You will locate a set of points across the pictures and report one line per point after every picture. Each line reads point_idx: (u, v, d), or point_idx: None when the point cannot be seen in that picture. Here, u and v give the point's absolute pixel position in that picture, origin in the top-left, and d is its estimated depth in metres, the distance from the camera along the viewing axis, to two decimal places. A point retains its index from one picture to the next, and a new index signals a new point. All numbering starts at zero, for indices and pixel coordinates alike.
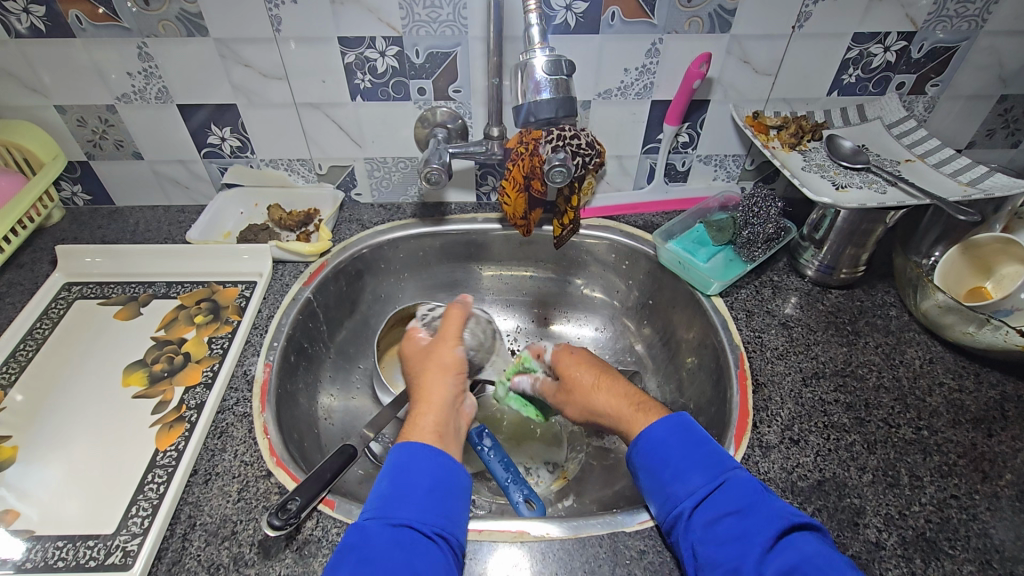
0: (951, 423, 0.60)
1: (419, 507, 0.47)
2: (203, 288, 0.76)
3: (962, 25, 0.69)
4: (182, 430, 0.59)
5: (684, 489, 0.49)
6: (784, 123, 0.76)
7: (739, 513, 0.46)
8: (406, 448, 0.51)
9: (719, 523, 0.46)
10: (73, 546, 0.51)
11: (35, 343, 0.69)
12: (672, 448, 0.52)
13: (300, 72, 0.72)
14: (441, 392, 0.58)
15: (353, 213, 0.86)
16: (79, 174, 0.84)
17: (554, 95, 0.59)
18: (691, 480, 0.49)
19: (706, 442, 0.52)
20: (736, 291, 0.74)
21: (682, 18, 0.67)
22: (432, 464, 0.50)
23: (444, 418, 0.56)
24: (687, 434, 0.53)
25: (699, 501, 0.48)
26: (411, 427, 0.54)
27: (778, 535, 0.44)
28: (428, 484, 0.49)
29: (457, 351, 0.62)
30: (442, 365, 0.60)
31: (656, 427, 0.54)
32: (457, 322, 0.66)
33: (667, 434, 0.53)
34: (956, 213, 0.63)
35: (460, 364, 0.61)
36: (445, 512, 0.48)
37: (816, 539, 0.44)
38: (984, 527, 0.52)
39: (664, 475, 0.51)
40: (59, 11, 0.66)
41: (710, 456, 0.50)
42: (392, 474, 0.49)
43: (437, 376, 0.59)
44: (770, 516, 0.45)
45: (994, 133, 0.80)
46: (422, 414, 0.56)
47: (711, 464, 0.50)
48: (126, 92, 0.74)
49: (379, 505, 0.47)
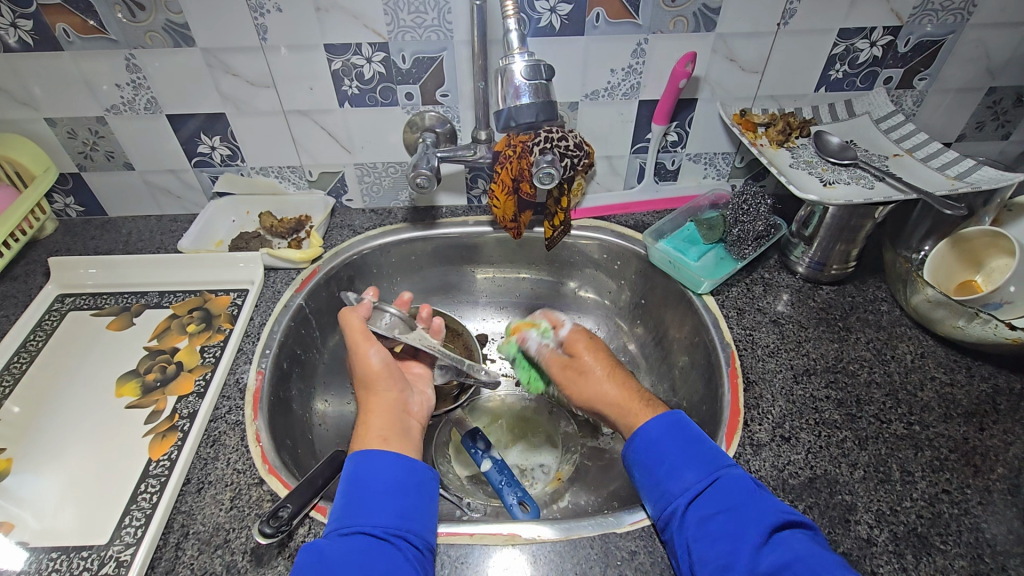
0: (943, 417, 0.60)
1: (376, 511, 0.49)
2: (196, 296, 0.76)
3: (948, 18, 0.69)
4: (175, 439, 0.60)
5: (677, 486, 0.50)
6: (772, 120, 0.76)
7: (731, 510, 0.47)
8: (357, 455, 0.53)
9: (713, 519, 0.47)
10: (67, 557, 0.51)
11: (29, 355, 0.69)
12: (667, 447, 0.53)
13: (288, 79, 0.72)
14: (378, 399, 0.59)
15: (345, 219, 0.86)
16: (71, 186, 0.84)
17: (533, 99, 0.59)
18: (685, 476, 0.50)
19: (701, 440, 0.53)
20: (727, 289, 0.74)
21: (666, 18, 0.67)
22: (385, 468, 0.52)
23: (388, 420, 0.57)
24: (683, 433, 0.53)
25: (693, 497, 0.49)
26: (358, 438, 0.56)
27: (769, 533, 0.45)
28: (384, 487, 0.50)
29: (373, 358, 0.60)
30: (368, 378, 0.60)
31: (652, 426, 0.54)
32: (358, 325, 0.62)
33: (665, 431, 0.54)
34: (943, 208, 0.63)
35: (384, 368, 0.60)
36: (402, 511, 0.49)
37: (807, 539, 0.45)
38: (976, 522, 0.52)
39: (659, 472, 0.52)
40: (46, 24, 0.66)
41: (705, 454, 0.51)
42: (349, 483, 0.51)
43: (373, 385, 0.60)
44: (763, 514, 0.46)
45: (984, 125, 0.79)
46: (364, 423, 0.57)
47: (707, 462, 0.51)
48: (116, 103, 0.74)
49: (338, 516, 0.49)
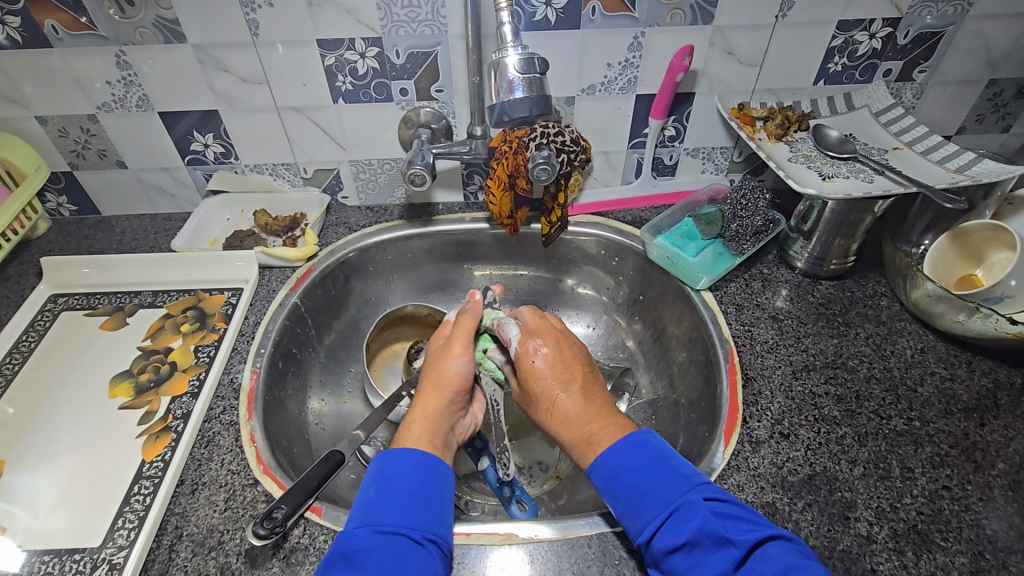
0: (944, 413, 0.59)
1: (407, 512, 0.47)
2: (189, 295, 0.75)
3: (948, 9, 0.68)
4: (168, 440, 0.59)
5: (637, 523, 0.47)
6: (770, 114, 0.76)
7: (688, 546, 0.44)
8: (398, 453, 0.52)
9: (675, 557, 0.44)
10: (59, 560, 0.51)
11: (21, 356, 0.69)
12: (622, 477, 0.49)
13: (281, 75, 0.71)
14: (436, 401, 0.58)
15: (340, 216, 0.86)
16: (63, 184, 0.83)
17: (527, 93, 0.59)
18: (643, 513, 0.47)
19: (659, 462, 0.49)
20: (725, 284, 0.74)
21: (663, 10, 0.66)
22: (419, 468, 0.51)
23: (438, 428, 0.56)
24: (639, 457, 0.50)
25: (652, 534, 0.46)
26: (404, 435, 0.55)
27: (735, 566, 0.42)
28: (414, 487, 0.49)
29: (458, 365, 0.60)
30: (440, 380, 0.60)
31: (609, 453, 0.51)
32: (466, 329, 0.63)
33: (618, 459, 0.50)
34: (943, 202, 0.62)
35: (460, 378, 0.60)
36: (431, 514, 0.48)
37: (779, 557, 0.42)
38: (977, 518, 0.51)
39: (619, 507, 0.49)
40: (34, 21, 0.65)
41: (663, 481, 0.48)
42: (378, 481, 0.50)
43: (437, 386, 0.59)
44: (723, 546, 0.43)
45: (984, 118, 0.79)
46: (414, 422, 0.56)
47: (664, 489, 0.47)
48: (107, 101, 0.73)
49: (365, 513, 0.47)
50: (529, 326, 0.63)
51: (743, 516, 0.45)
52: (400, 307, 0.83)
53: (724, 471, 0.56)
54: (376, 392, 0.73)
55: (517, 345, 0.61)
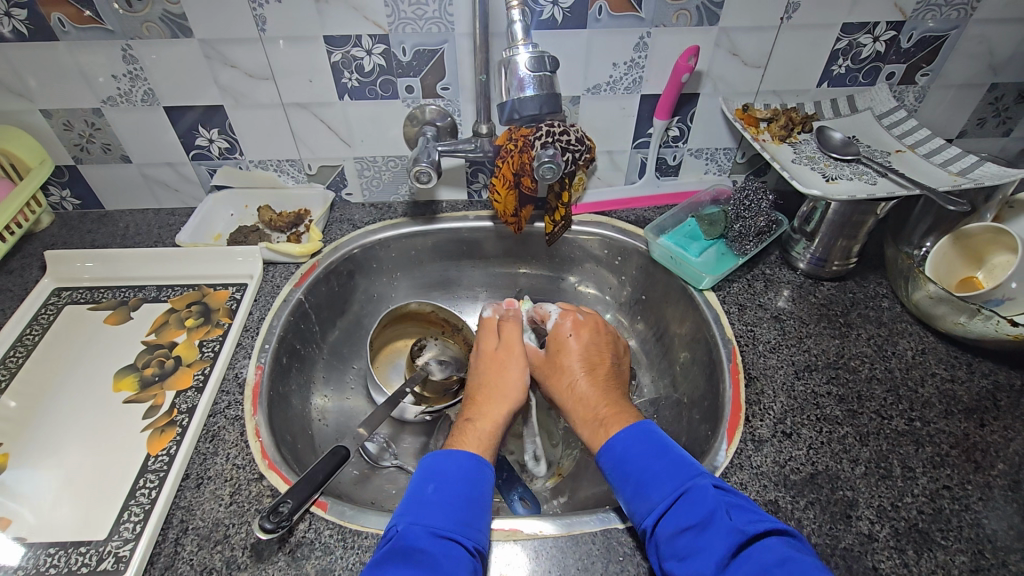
0: (944, 413, 0.60)
1: (463, 519, 0.48)
2: (194, 290, 0.75)
3: (951, 13, 0.68)
4: (173, 435, 0.59)
5: (644, 505, 0.49)
6: (773, 116, 0.76)
7: (695, 527, 0.45)
8: (457, 454, 0.53)
9: (680, 538, 0.45)
10: (65, 553, 0.51)
11: (25, 349, 0.69)
12: (631, 461, 0.52)
13: (287, 71, 0.71)
14: (498, 408, 0.60)
15: (343, 213, 0.86)
16: (67, 178, 0.83)
17: (537, 91, 0.60)
18: (650, 495, 0.49)
19: (669, 450, 0.52)
20: (728, 285, 0.74)
21: (670, 11, 0.67)
22: (475, 478, 0.52)
23: (497, 435, 0.58)
24: (649, 443, 0.52)
25: (660, 516, 0.47)
26: (467, 440, 0.56)
27: (734, 549, 0.43)
28: (473, 495, 0.50)
29: (518, 374, 0.64)
30: (502, 391, 0.62)
31: (618, 439, 0.54)
32: (514, 337, 0.67)
33: (628, 445, 0.53)
34: (946, 204, 0.63)
35: (519, 392, 0.62)
36: (482, 525, 0.49)
37: (779, 543, 0.43)
38: (976, 517, 0.52)
39: (626, 492, 0.51)
40: (40, 14, 0.65)
41: (671, 467, 0.50)
42: (436, 481, 0.51)
43: (497, 396, 0.61)
44: (727, 529, 0.44)
45: (985, 122, 0.79)
46: (476, 426, 0.58)
47: (674, 475, 0.49)
48: (112, 95, 0.73)
49: (420, 512, 0.48)
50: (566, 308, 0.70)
51: (748, 506, 0.47)
52: (403, 304, 0.83)
53: (727, 470, 0.56)
54: (380, 389, 0.74)
55: (556, 318, 0.68)
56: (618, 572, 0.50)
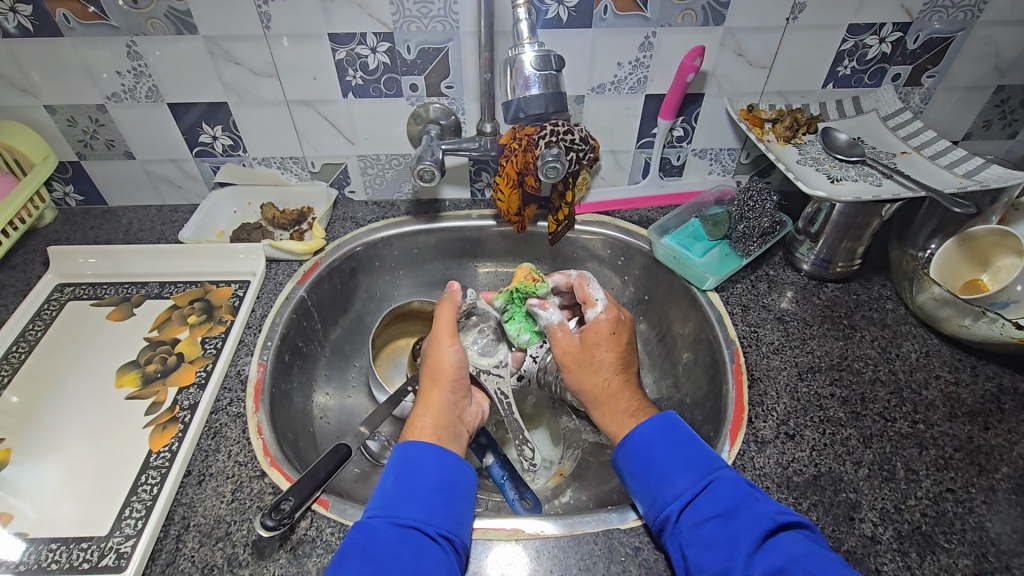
0: (948, 416, 0.60)
1: (426, 507, 0.48)
2: (197, 287, 0.75)
3: (958, 15, 0.68)
4: (175, 431, 0.59)
5: (671, 491, 0.49)
6: (778, 116, 0.76)
7: (724, 514, 0.46)
8: (409, 446, 0.53)
9: (706, 524, 0.46)
10: (67, 548, 0.51)
11: (28, 344, 0.69)
12: (659, 449, 0.52)
13: (291, 68, 0.71)
14: (437, 393, 0.58)
15: (347, 211, 0.86)
16: (70, 174, 0.83)
17: (543, 90, 0.60)
18: (677, 482, 0.49)
19: (694, 442, 0.52)
20: (731, 285, 0.74)
21: (675, 11, 0.67)
22: (438, 465, 0.51)
23: (443, 420, 0.57)
24: (675, 434, 0.53)
25: (686, 503, 0.48)
26: (410, 429, 0.56)
27: (763, 536, 0.44)
28: (434, 484, 0.50)
29: (450, 355, 0.61)
30: (435, 375, 0.60)
31: (644, 428, 0.54)
32: (446, 322, 0.63)
33: (654, 435, 0.53)
34: (951, 206, 0.63)
35: (455, 369, 0.60)
36: (450, 513, 0.48)
37: (803, 537, 0.44)
38: (980, 521, 0.52)
39: (650, 478, 0.51)
40: (45, 10, 0.65)
41: (698, 457, 0.51)
42: (397, 472, 0.50)
43: (433, 382, 0.59)
44: (756, 517, 0.45)
45: (991, 124, 0.79)
46: (420, 417, 0.57)
47: (700, 464, 0.50)
48: (117, 91, 0.73)
49: (384, 503, 0.48)
50: (608, 295, 0.64)
51: (770, 500, 0.48)
52: (406, 303, 0.83)
53: None
54: (381, 387, 0.74)
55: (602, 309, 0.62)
56: (620, 572, 0.50)
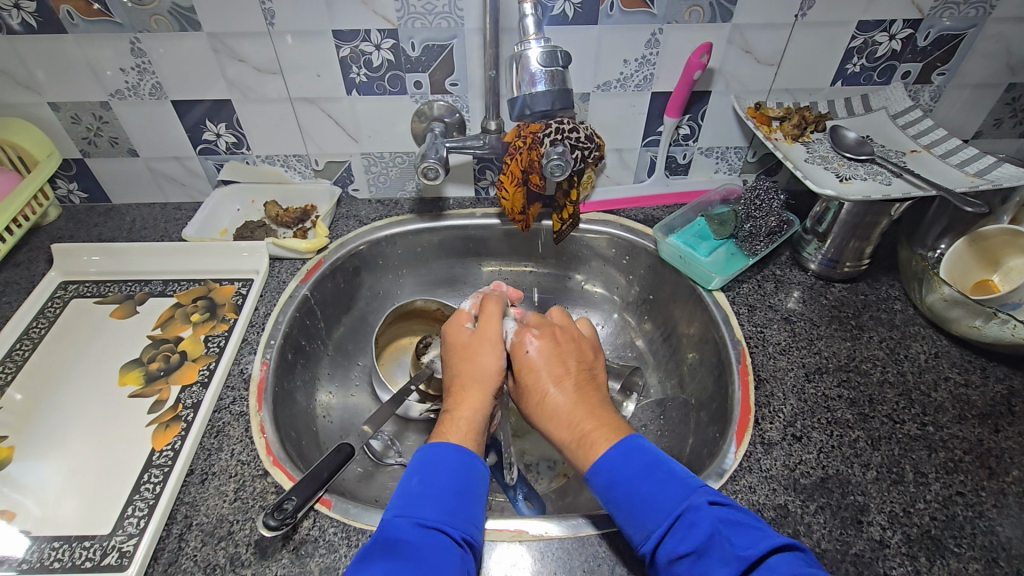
0: (958, 418, 0.59)
1: (451, 509, 0.47)
2: (199, 285, 0.75)
3: (969, 12, 0.67)
4: (178, 430, 0.59)
5: (641, 530, 0.46)
6: (786, 114, 0.75)
7: (693, 554, 0.42)
8: (441, 447, 0.52)
9: (681, 565, 0.43)
10: (69, 547, 0.51)
11: (31, 342, 0.69)
12: (620, 483, 0.48)
13: (295, 65, 0.71)
14: (480, 398, 0.57)
15: (350, 209, 0.85)
16: (74, 172, 0.83)
17: (549, 87, 0.59)
18: (645, 520, 0.46)
19: (659, 466, 0.48)
20: (738, 285, 0.73)
21: (682, 7, 0.66)
22: (463, 468, 0.51)
23: (481, 426, 0.56)
24: (638, 460, 0.49)
25: (659, 541, 0.45)
26: (449, 429, 0.54)
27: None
28: (458, 486, 0.49)
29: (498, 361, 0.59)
30: (479, 376, 0.58)
31: (602, 460, 0.50)
32: (497, 324, 0.62)
33: (614, 465, 0.49)
34: (963, 205, 0.62)
35: (497, 375, 0.58)
36: (472, 517, 0.48)
37: (784, 566, 0.40)
38: (990, 525, 0.51)
39: (621, 515, 0.47)
40: (49, 7, 0.65)
41: (662, 486, 0.46)
42: (421, 473, 0.50)
43: (478, 383, 0.58)
44: (724, 554, 0.41)
45: (1002, 122, 0.78)
46: (460, 418, 0.55)
47: (665, 495, 0.46)
48: (120, 88, 0.73)
49: (408, 503, 0.47)
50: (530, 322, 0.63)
51: (748, 522, 0.43)
52: (409, 301, 0.83)
53: (736, 472, 0.55)
54: (385, 386, 0.73)
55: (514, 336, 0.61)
56: (624, 574, 0.50)
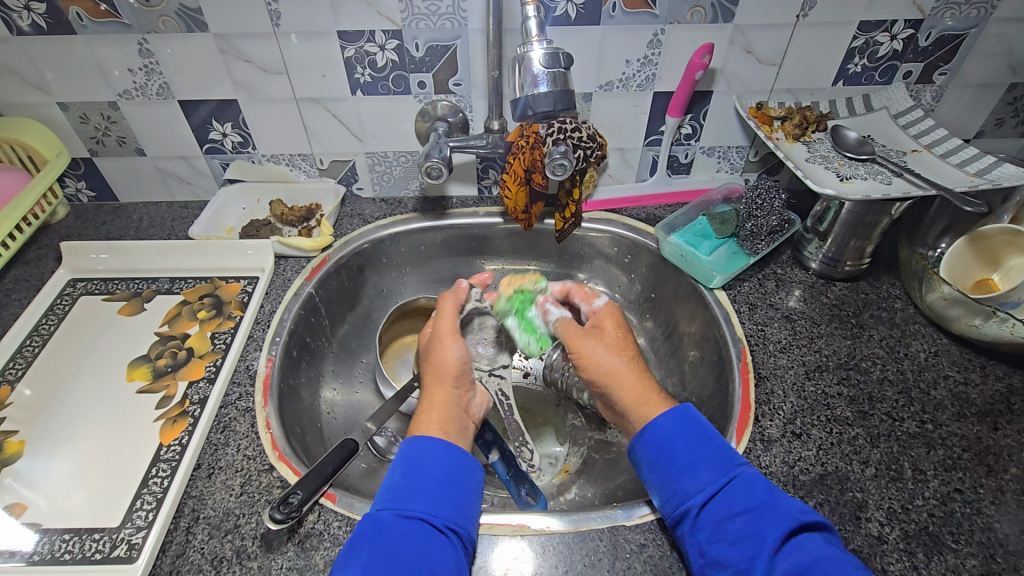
0: (957, 416, 0.59)
1: (432, 500, 0.48)
2: (206, 283, 0.76)
3: (971, 12, 0.67)
4: (185, 425, 0.60)
5: (693, 485, 0.49)
6: (788, 114, 0.75)
7: (748, 512, 0.46)
8: (418, 441, 0.53)
9: (730, 521, 0.46)
10: (79, 539, 0.52)
11: (41, 339, 0.70)
12: (679, 443, 0.51)
13: (300, 66, 0.72)
14: (441, 390, 0.58)
15: (354, 207, 0.86)
16: (82, 171, 0.84)
17: (551, 88, 0.60)
18: (700, 476, 0.49)
19: (712, 437, 0.52)
20: (739, 284, 0.74)
21: (684, 8, 0.66)
22: (443, 458, 0.51)
23: (448, 415, 0.56)
24: (693, 428, 0.52)
25: (709, 497, 0.48)
26: (416, 424, 0.55)
27: (788, 535, 0.44)
28: (440, 477, 0.50)
29: (455, 352, 0.60)
30: (438, 370, 0.59)
31: (662, 421, 0.53)
32: (448, 316, 0.63)
33: (673, 429, 0.52)
34: (963, 205, 0.62)
35: (460, 366, 0.59)
36: (455, 506, 0.49)
37: (823, 539, 0.44)
38: (988, 521, 0.51)
39: (671, 471, 0.50)
40: (58, 8, 0.66)
41: (719, 451, 0.50)
42: (404, 466, 0.51)
43: (437, 378, 0.59)
44: (782, 516, 0.45)
45: (1003, 122, 0.78)
46: (425, 412, 0.56)
47: (722, 459, 0.50)
48: (128, 88, 0.74)
49: (391, 497, 0.48)
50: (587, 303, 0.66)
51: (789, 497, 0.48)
52: (413, 299, 0.84)
53: None
54: (388, 383, 0.74)
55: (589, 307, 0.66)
56: (625, 569, 0.50)
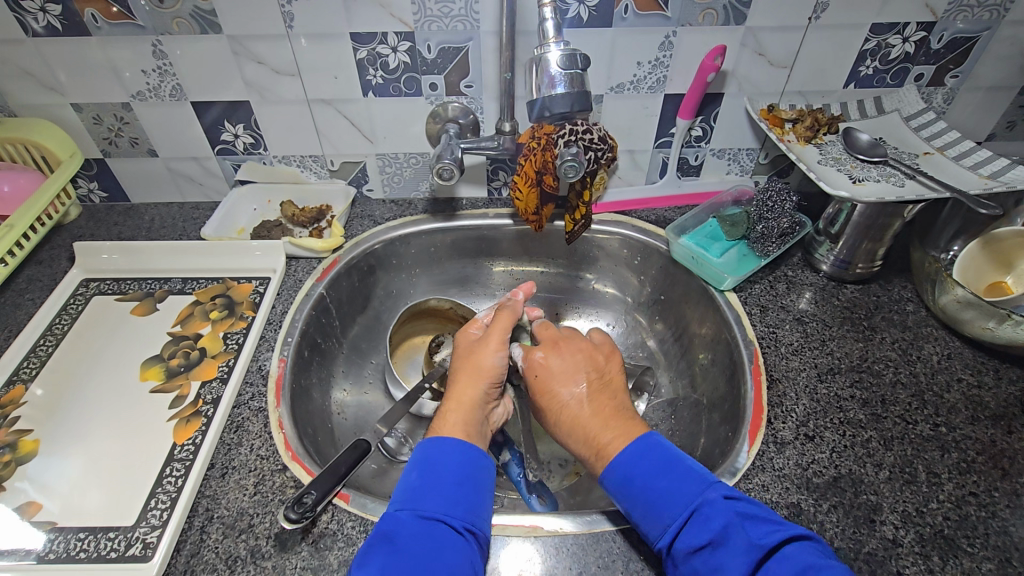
0: (971, 419, 0.59)
1: (451, 500, 0.48)
2: (218, 283, 0.76)
3: (983, 14, 0.67)
4: (199, 425, 0.60)
5: (657, 525, 0.47)
6: (799, 116, 0.75)
7: (710, 544, 0.44)
8: (436, 442, 0.53)
9: (696, 558, 0.44)
10: (94, 537, 0.52)
11: (55, 338, 0.70)
12: (638, 480, 0.49)
13: (312, 68, 0.72)
14: (471, 392, 0.58)
15: (364, 209, 0.87)
16: (94, 172, 0.85)
17: (568, 89, 0.60)
18: (661, 515, 0.47)
19: (672, 464, 0.49)
20: (750, 286, 0.74)
21: (696, 10, 0.66)
22: (462, 458, 0.51)
23: (471, 419, 0.56)
24: (649, 459, 0.50)
25: (673, 535, 0.46)
26: (440, 422, 0.55)
27: (753, 565, 0.42)
28: (457, 478, 0.50)
29: (495, 359, 0.60)
30: (475, 370, 0.59)
31: (619, 459, 0.51)
32: (501, 326, 0.63)
33: (628, 466, 0.50)
34: (977, 208, 0.62)
35: (496, 372, 0.59)
36: (472, 505, 0.49)
37: (796, 552, 0.42)
38: (1004, 525, 0.51)
39: (636, 512, 0.49)
40: (74, 10, 0.66)
41: (676, 481, 0.48)
42: (421, 467, 0.51)
43: (472, 377, 0.59)
44: (744, 544, 0.43)
45: (1015, 125, 0.78)
46: (449, 411, 0.56)
47: (681, 490, 0.48)
48: (141, 90, 0.74)
49: (408, 497, 0.48)
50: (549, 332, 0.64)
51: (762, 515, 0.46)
52: (423, 300, 0.84)
53: (749, 472, 0.56)
54: (399, 384, 0.74)
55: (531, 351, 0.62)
56: (639, 570, 0.50)
